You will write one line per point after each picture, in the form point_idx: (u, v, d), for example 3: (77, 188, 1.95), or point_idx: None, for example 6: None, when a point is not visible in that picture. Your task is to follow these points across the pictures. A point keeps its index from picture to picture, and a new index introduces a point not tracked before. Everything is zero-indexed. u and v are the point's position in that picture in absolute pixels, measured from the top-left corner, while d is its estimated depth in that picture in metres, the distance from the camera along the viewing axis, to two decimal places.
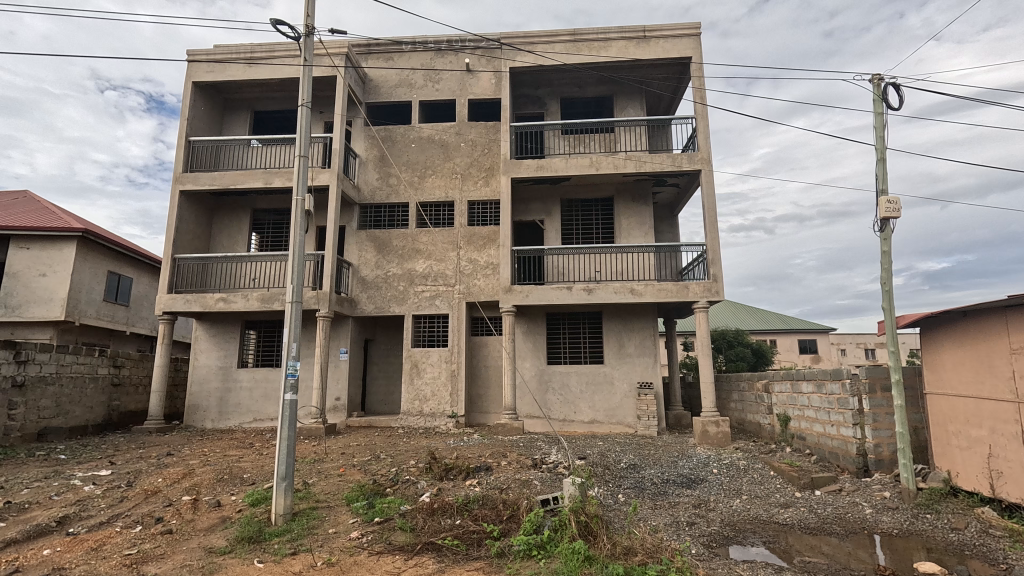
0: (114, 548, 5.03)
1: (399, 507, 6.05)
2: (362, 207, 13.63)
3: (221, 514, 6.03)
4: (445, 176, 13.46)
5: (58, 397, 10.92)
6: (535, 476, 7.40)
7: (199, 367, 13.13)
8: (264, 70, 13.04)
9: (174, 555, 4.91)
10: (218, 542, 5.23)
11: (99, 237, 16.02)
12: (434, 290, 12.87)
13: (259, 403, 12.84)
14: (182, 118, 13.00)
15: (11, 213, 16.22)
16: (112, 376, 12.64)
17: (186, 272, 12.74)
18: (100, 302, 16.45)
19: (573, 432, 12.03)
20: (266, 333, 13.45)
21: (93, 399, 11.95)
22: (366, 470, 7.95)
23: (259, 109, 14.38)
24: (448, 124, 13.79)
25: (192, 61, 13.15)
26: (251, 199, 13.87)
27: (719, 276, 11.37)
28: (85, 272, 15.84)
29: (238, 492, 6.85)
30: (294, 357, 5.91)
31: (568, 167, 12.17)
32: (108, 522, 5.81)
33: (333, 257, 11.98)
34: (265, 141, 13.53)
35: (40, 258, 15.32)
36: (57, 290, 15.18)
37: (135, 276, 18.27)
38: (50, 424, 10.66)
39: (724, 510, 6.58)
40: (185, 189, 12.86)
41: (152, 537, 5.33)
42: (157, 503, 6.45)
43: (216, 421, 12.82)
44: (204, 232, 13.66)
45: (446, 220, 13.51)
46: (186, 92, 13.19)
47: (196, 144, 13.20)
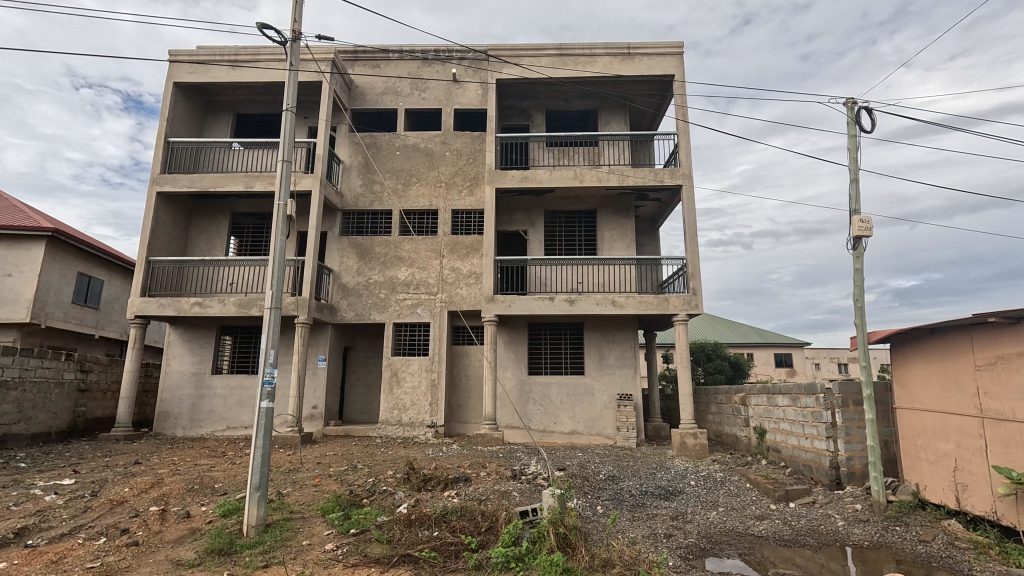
0: (76, 561, 4.83)
1: (375, 518, 5.95)
2: (345, 214, 13.51)
3: (190, 525, 5.85)
4: (430, 185, 13.45)
5: (20, 402, 10.50)
6: (514, 487, 7.36)
7: (171, 373, 12.78)
8: (248, 73, 12.93)
9: (140, 568, 4.75)
10: (187, 554, 5.07)
11: (71, 237, 15.61)
12: (416, 298, 12.80)
13: (233, 411, 12.53)
14: (161, 119, 12.78)
15: None
16: (79, 381, 12.22)
17: (161, 275, 12.44)
18: (68, 304, 15.94)
19: (553, 443, 12.02)
20: (243, 339, 13.21)
21: (57, 405, 11.54)
22: (343, 480, 7.80)
23: (242, 112, 14.22)
24: (433, 132, 13.82)
25: (174, 61, 12.95)
26: (231, 203, 13.66)
27: (698, 290, 11.56)
28: (53, 272, 15.34)
29: (208, 503, 6.64)
30: (271, 364, 5.80)
31: (552, 179, 12.27)
32: (70, 534, 5.58)
33: (313, 263, 11.85)
34: (248, 144, 13.37)
35: (5, 258, 14.79)
36: (22, 291, 14.66)
37: (107, 278, 17.79)
38: (10, 430, 10.24)
39: (701, 522, 6.63)
40: (162, 191, 12.60)
41: (118, 549, 5.15)
42: (122, 514, 6.22)
43: (187, 429, 12.47)
44: (181, 235, 13.38)
45: (430, 228, 13.46)
46: (166, 92, 12.96)
47: (175, 146, 12.97)
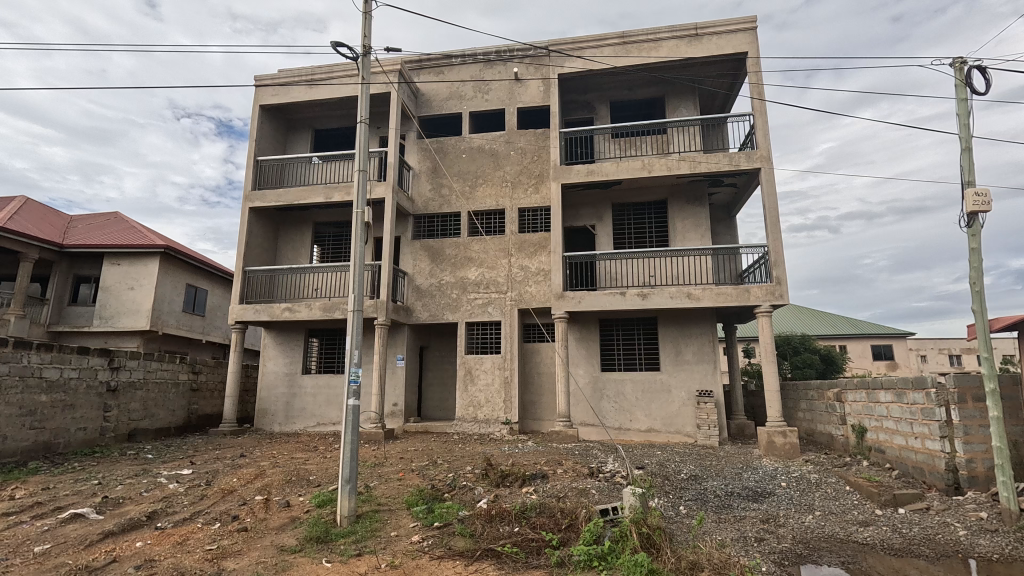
0: (197, 543, 5.37)
1: (457, 512, 6.12)
2: (416, 218, 13.98)
3: (291, 514, 6.32)
4: (496, 185, 13.61)
5: (145, 401, 11.86)
6: (593, 485, 7.27)
7: (267, 373, 13.87)
8: (324, 90, 13.73)
9: (251, 551, 5.18)
10: (289, 541, 5.47)
11: (180, 252, 17.39)
12: (486, 297, 13.01)
13: (322, 408, 13.40)
14: (250, 140, 13.89)
15: (106, 232, 17.86)
16: (191, 382, 13.59)
17: (255, 283, 13.52)
18: (179, 312, 17.77)
19: (629, 441, 11.76)
20: (328, 341, 14.04)
21: (175, 403, 12.90)
22: (425, 475, 8.10)
23: (319, 127, 15.13)
24: (498, 133, 13.97)
25: (259, 86, 14.02)
26: (313, 214, 14.59)
27: (783, 279, 10.82)
28: (166, 284, 17.16)
29: (306, 493, 7.14)
30: (356, 363, 6.12)
31: (619, 171, 11.99)
32: (191, 518, 6.22)
33: (389, 268, 12.37)
34: (326, 158, 14.21)
35: (129, 273, 16.76)
36: (143, 302, 16.54)
37: (211, 287, 19.64)
38: (138, 425, 11.59)
39: (795, 526, 6.21)
40: (254, 206, 13.70)
41: (230, 534, 5.65)
42: (233, 502, 6.85)
43: (282, 425, 13.47)
44: (271, 246, 14.47)
45: (498, 228, 13.62)
46: (253, 114, 14.07)
47: (263, 164, 14.05)
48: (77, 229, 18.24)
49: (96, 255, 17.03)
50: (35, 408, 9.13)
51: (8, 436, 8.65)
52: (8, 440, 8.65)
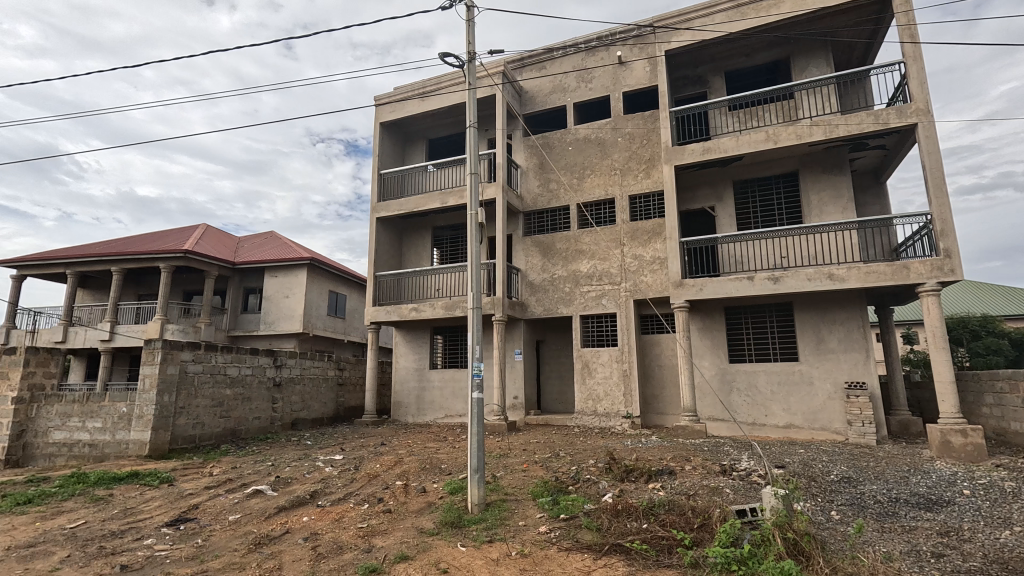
0: (351, 520, 6.02)
1: (583, 505, 6.13)
2: (526, 215, 14.22)
3: (427, 499, 6.82)
4: (604, 174, 13.32)
5: (303, 394, 13.58)
6: (726, 484, 6.82)
7: (400, 369, 15.09)
8: (435, 101, 14.52)
9: (395, 531, 5.67)
10: (427, 524, 5.90)
11: (323, 263, 19.60)
12: (600, 289, 12.81)
13: (449, 401, 14.25)
14: (374, 155, 15.17)
15: (264, 249, 20.73)
16: (338, 377, 15.28)
17: (385, 286, 14.76)
18: (324, 316, 20.05)
19: (765, 437, 10.83)
20: (450, 338, 14.86)
21: (326, 396, 14.60)
22: (548, 466, 8.23)
23: (432, 136, 16.04)
24: (604, 121, 13.66)
25: (379, 106, 15.25)
26: (431, 219, 15.54)
27: (954, 251, 9.16)
28: (313, 291, 19.45)
29: (439, 480, 7.66)
30: (478, 358, 6.39)
31: (740, 146, 11.05)
32: (345, 498, 7.00)
33: (503, 265, 12.73)
34: (440, 165, 15.01)
35: (284, 283, 19.29)
36: (296, 308, 18.94)
37: (349, 292, 21.88)
38: (299, 415, 13.32)
39: (986, 543, 5.24)
40: (380, 216, 14.95)
41: (378, 514, 6.26)
42: (378, 485, 7.57)
43: (415, 416, 14.57)
44: (396, 251, 15.70)
45: (608, 218, 13.34)
46: (376, 132, 15.35)
47: (386, 176, 15.27)
48: (244, 248, 21.42)
49: (259, 269, 19.85)
50: (222, 400, 10.91)
51: (205, 423, 10.45)
52: (205, 426, 10.45)
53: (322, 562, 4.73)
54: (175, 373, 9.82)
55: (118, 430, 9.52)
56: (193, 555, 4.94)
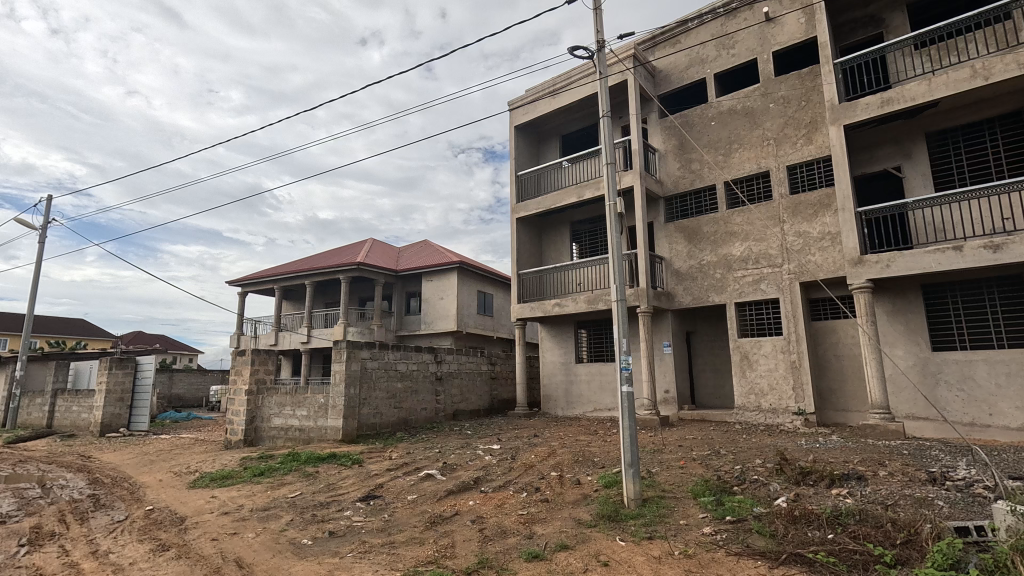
0: (512, 507, 6.35)
1: (752, 508, 5.64)
2: (667, 201, 13.53)
3: (582, 491, 6.89)
4: (755, 146, 12.09)
5: (461, 387, 14.69)
6: (936, 495, 5.72)
7: (547, 363, 15.47)
8: (566, 97, 14.57)
9: (554, 520, 5.83)
10: (585, 515, 5.97)
11: (471, 265, 20.97)
12: (758, 273, 11.66)
13: (597, 395, 14.22)
14: (511, 159, 15.75)
15: (420, 257, 22.84)
16: (491, 371, 16.22)
17: (529, 283, 15.23)
18: (475, 314, 21.43)
19: (991, 441, 8.83)
20: (595, 332, 14.79)
21: (481, 389, 15.60)
22: (708, 464, 7.74)
23: (565, 132, 16.13)
24: (751, 87, 12.38)
25: (513, 110, 15.80)
26: (569, 214, 15.64)
27: None
28: (464, 292, 20.90)
29: (593, 473, 7.68)
30: (625, 351, 6.27)
31: (933, 90, 9.16)
32: (505, 485, 7.41)
33: (645, 254, 12.29)
34: (575, 159, 15.01)
35: (438, 286, 21.04)
36: (450, 308, 20.53)
37: (495, 291, 23.10)
38: (458, 407, 14.45)
39: None
40: (520, 216, 15.46)
41: (536, 503, 6.50)
42: (534, 475, 7.87)
43: (565, 410, 14.82)
44: (537, 248, 16.11)
45: (763, 193, 12.05)
46: (511, 135, 15.92)
47: (523, 177, 15.76)
48: (404, 256, 23.87)
49: (417, 275, 21.94)
50: (395, 393, 12.30)
51: (383, 412, 11.91)
52: (383, 415, 11.91)
53: (489, 543, 5.08)
54: (357, 369, 11.34)
55: (318, 417, 11.32)
56: (382, 527, 5.67)
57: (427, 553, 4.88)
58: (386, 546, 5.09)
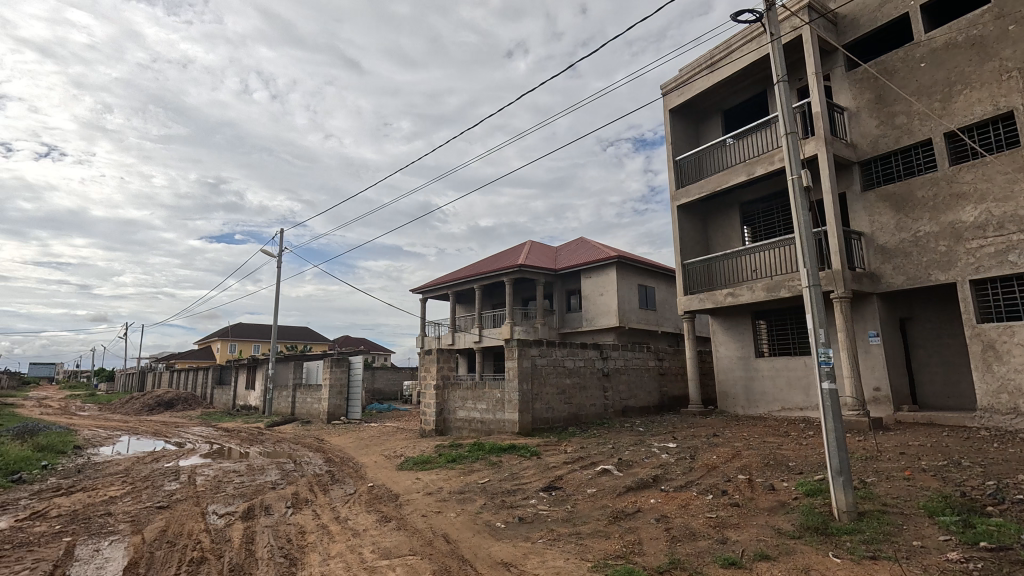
0: (698, 509, 6.04)
1: (1019, 536, 4.51)
2: (863, 166, 11.55)
3: (778, 498, 6.24)
4: (988, 83, 9.66)
5: (629, 383, 14.45)
6: None
7: (722, 358, 14.37)
8: (726, 68, 13.38)
9: (748, 527, 5.40)
10: (785, 525, 5.40)
11: (630, 259, 20.49)
12: (1002, 241, 9.28)
13: (785, 392, 12.76)
14: (667, 144, 14.98)
15: (578, 254, 23.06)
16: (659, 367, 15.66)
17: (695, 274, 14.29)
18: (637, 309, 20.91)
19: None
20: (778, 322, 13.29)
21: (649, 386, 15.16)
22: (944, 477, 6.41)
23: (727, 107, 14.81)
24: (977, 11, 9.93)
25: (666, 93, 15.02)
26: (738, 195, 14.32)
27: None
28: (624, 287, 20.52)
29: (789, 479, 6.92)
30: (824, 344, 5.53)
31: None
32: (687, 486, 7.07)
33: (837, 231, 10.66)
34: (741, 134, 13.68)
35: (598, 282, 20.97)
36: (611, 303, 20.32)
37: (657, 284, 22.26)
38: (627, 403, 14.26)
39: None
40: (681, 203, 14.59)
41: (725, 507, 6.08)
42: (719, 477, 7.36)
43: (746, 408, 13.59)
44: (702, 236, 15.07)
45: (1005, 140, 9.56)
46: (666, 121, 15.16)
47: (682, 163, 14.87)
48: (562, 255, 24.35)
49: (576, 272, 22.19)
50: (564, 389, 12.61)
51: (554, 407, 12.31)
52: (555, 410, 12.31)
53: (678, 544, 4.92)
54: (528, 365, 11.88)
55: (496, 410, 12.17)
56: (567, 518, 5.87)
57: (614, 548, 4.92)
58: (574, 537, 5.26)
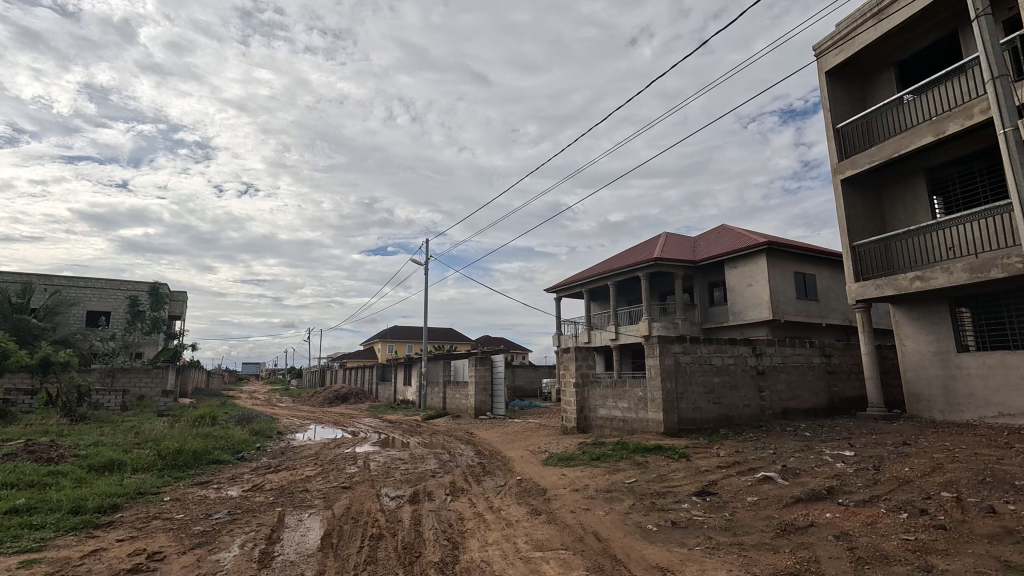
0: (890, 529, 5.19)
1: None
2: None
3: (1003, 523, 5.10)
4: None
5: (790, 382, 13.03)
6: None
7: (909, 354, 12.22)
8: (900, 13, 11.34)
9: (962, 556, 4.49)
10: (1016, 558, 4.39)
11: (782, 244, 18.45)
12: None
13: (1002, 394, 10.42)
14: (825, 111, 13.16)
15: (720, 243, 21.39)
16: (826, 365, 13.87)
17: (869, 257, 12.32)
18: (794, 300, 18.75)
19: None
20: (988, 309, 10.90)
21: (814, 385, 13.50)
22: None
23: (903, 58, 12.55)
24: None
25: (820, 54, 13.22)
26: (923, 160, 12.09)
27: None
28: (777, 276, 18.52)
29: (1017, 502, 5.62)
30: None
31: None
32: (872, 501, 6.12)
33: None
34: (923, 88, 11.57)
35: (746, 273, 19.21)
36: (762, 295, 18.48)
37: (817, 271, 19.75)
38: (788, 404, 12.89)
39: None
40: (845, 176, 12.66)
41: (927, 529, 5.14)
42: (915, 494, 6.25)
43: (947, 414, 11.38)
44: (875, 212, 12.96)
45: None
46: (821, 85, 13.35)
47: (844, 130, 12.94)
48: (701, 246, 22.81)
49: (719, 263, 20.61)
50: (713, 388, 11.79)
51: (702, 408, 11.59)
52: (703, 411, 11.58)
53: (866, 568, 4.29)
54: (671, 363, 11.33)
55: (639, 410, 11.81)
56: (725, 526, 5.48)
57: (785, 564, 4.46)
58: (736, 547, 4.88)
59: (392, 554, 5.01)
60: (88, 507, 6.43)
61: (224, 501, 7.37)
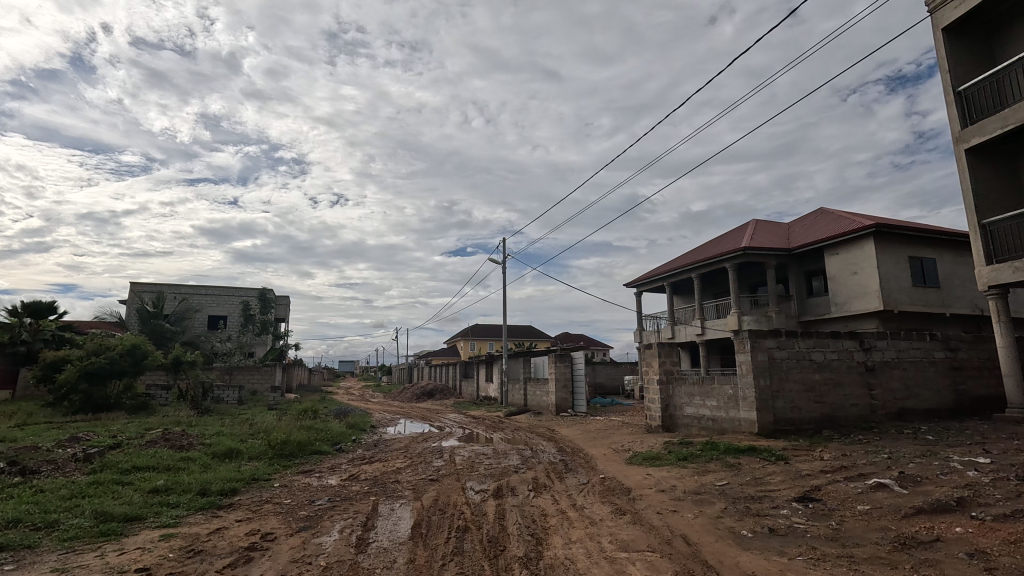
0: None
1: None
2: None
3: None
4: None
5: (906, 380, 11.70)
6: None
7: None
8: None
9: None
10: None
11: (893, 226, 16.58)
12: None
13: None
14: (943, 74, 11.60)
15: (818, 228, 19.64)
16: (951, 360, 12.29)
17: (1004, 236, 10.70)
18: (909, 288, 16.81)
19: None
20: None
21: (937, 383, 12.03)
22: None
23: None
24: None
25: (935, 9, 11.67)
26: None
27: None
28: (888, 262, 16.67)
29: None
30: None
31: None
32: (1016, 516, 5.31)
33: None
34: None
35: (849, 260, 17.48)
36: (870, 284, 16.73)
37: (938, 255, 17.56)
38: (905, 404, 11.60)
39: None
40: (971, 145, 11.09)
41: None
42: None
43: None
44: (1011, 184, 11.25)
45: None
46: (937, 44, 11.80)
47: (968, 92, 11.29)
48: (796, 232, 21.10)
49: (817, 250, 18.93)
50: (814, 385, 10.86)
51: (801, 407, 10.73)
52: (802, 410, 10.73)
53: None
54: (765, 359, 10.57)
55: (730, 408, 11.16)
56: (832, 536, 5.02)
57: None
58: (845, 560, 4.46)
59: (478, 547, 5.13)
60: (212, 489, 7.24)
61: (325, 489, 7.97)
